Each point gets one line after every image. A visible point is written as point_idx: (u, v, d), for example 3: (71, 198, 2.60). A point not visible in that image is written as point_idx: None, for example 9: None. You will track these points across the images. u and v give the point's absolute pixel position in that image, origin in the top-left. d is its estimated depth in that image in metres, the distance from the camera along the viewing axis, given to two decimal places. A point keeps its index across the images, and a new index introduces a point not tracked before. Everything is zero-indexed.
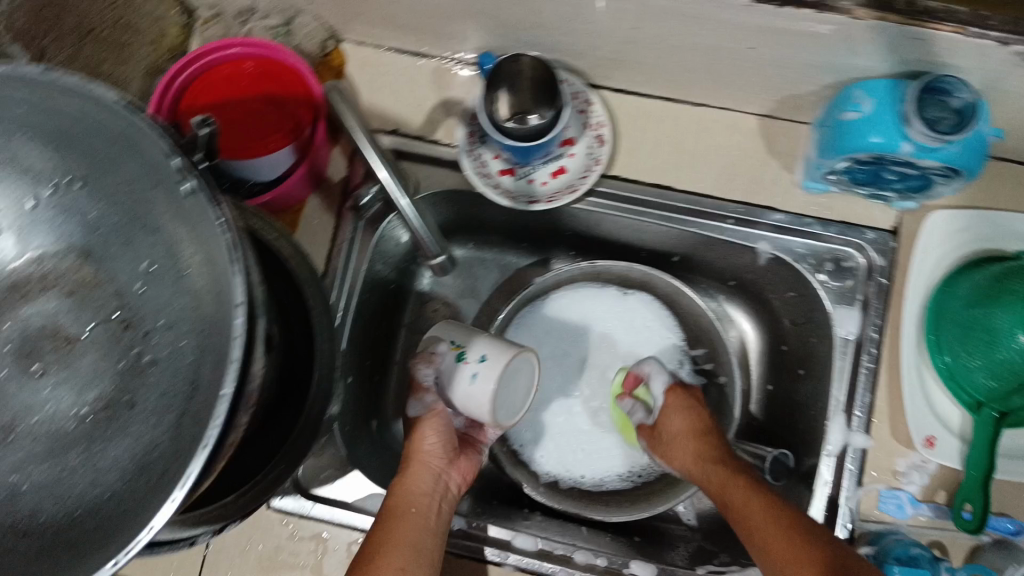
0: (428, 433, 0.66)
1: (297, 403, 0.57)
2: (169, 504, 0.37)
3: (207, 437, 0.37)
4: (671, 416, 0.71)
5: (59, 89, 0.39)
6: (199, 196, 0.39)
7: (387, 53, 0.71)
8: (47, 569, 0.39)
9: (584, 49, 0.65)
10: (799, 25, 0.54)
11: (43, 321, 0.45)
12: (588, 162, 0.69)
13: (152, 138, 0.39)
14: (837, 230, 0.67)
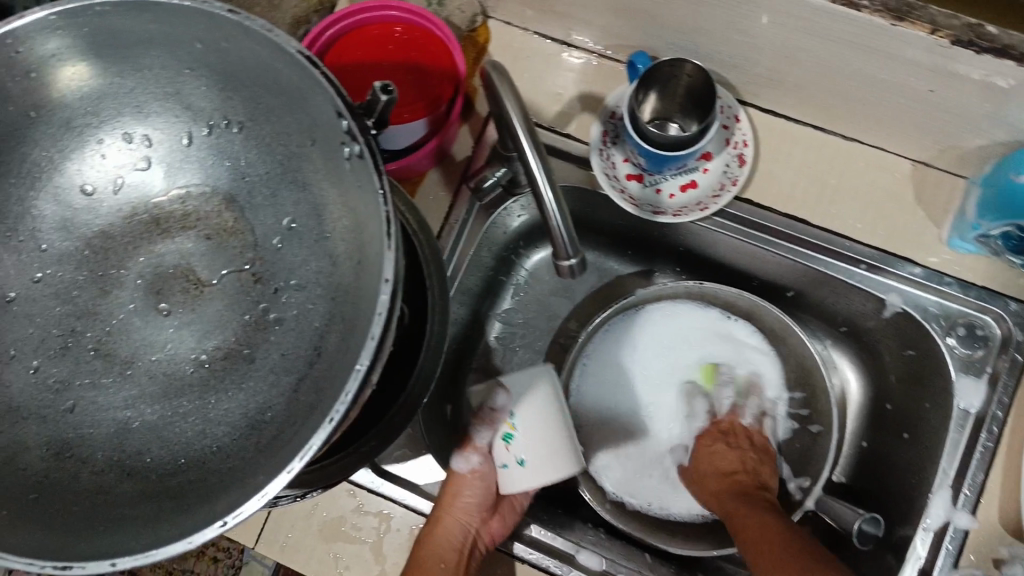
0: (467, 485, 0.67)
1: (400, 376, 0.55)
2: (286, 475, 0.35)
3: (333, 412, 0.35)
4: (710, 452, 0.74)
5: (244, 32, 0.39)
6: (365, 162, 0.38)
7: (534, 38, 0.69)
8: (150, 512, 0.39)
9: (742, 63, 0.62)
10: (991, 75, 0.50)
11: (176, 260, 0.44)
12: (723, 181, 0.67)
13: (328, 95, 0.38)
14: (975, 294, 0.63)
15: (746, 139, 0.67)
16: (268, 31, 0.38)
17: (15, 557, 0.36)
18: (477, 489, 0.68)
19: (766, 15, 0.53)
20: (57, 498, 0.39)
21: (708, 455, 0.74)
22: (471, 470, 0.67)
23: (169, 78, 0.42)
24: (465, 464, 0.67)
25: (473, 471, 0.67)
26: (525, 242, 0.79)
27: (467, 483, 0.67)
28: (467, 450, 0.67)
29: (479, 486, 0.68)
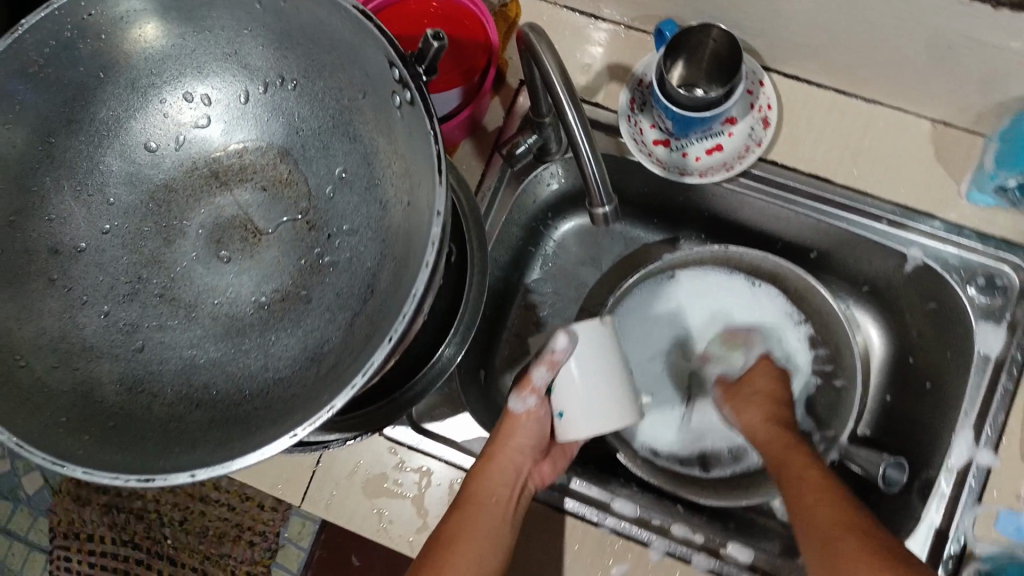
0: (522, 426, 0.63)
1: (443, 334, 0.59)
2: (351, 389, 0.37)
3: (393, 331, 0.38)
4: (760, 383, 0.70)
5: None
6: (417, 107, 0.40)
7: (563, 12, 0.71)
8: (214, 434, 0.41)
9: (767, 29, 0.63)
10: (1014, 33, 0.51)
11: (235, 212, 0.47)
12: (748, 143, 0.68)
13: (379, 45, 0.40)
14: (995, 246, 0.65)
15: (770, 103, 0.68)
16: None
17: (102, 473, 0.38)
18: (531, 429, 0.63)
19: None
20: (131, 426, 0.42)
21: (751, 387, 0.70)
22: (527, 411, 0.62)
23: (229, 40, 0.45)
24: (522, 405, 0.62)
25: (529, 412, 0.63)
26: (553, 214, 0.81)
27: (523, 423, 0.63)
28: (522, 392, 0.61)
29: (534, 427, 0.63)
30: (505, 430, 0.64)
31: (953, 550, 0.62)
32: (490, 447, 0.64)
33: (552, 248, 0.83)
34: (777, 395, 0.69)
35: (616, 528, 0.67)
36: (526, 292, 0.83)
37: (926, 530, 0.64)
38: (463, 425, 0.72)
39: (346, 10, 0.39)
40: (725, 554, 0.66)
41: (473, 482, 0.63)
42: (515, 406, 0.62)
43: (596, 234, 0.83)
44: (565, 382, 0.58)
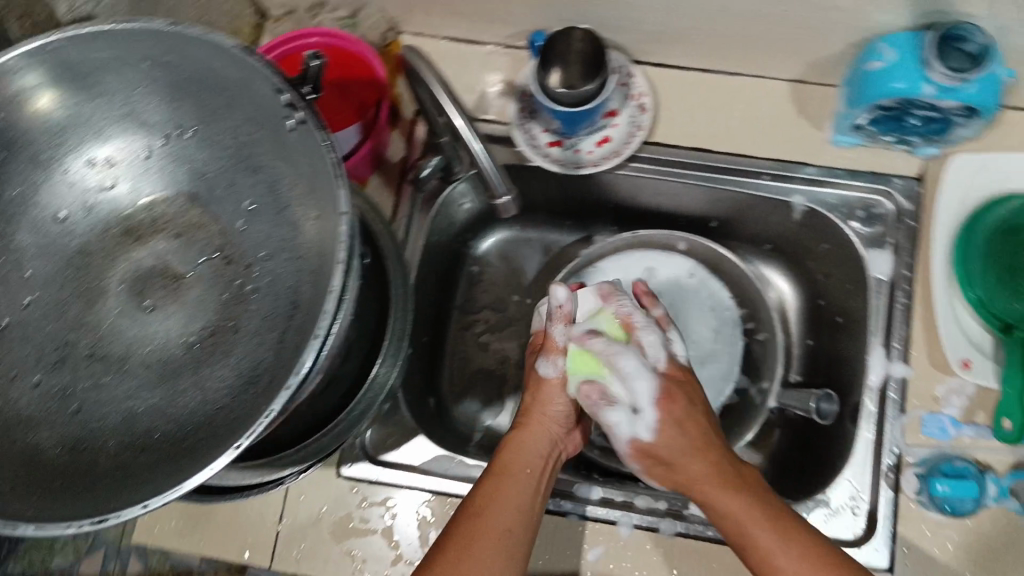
0: (554, 392, 0.68)
1: (374, 356, 0.59)
2: (286, 390, 0.40)
3: (319, 329, 0.40)
4: (666, 439, 0.62)
5: (184, 40, 0.43)
6: (308, 125, 0.43)
7: (441, 43, 0.75)
8: (160, 468, 0.42)
9: (627, 25, 0.68)
10: None
11: (153, 262, 0.50)
12: (632, 129, 0.73)
13: (264, 76, 0.43)
14: (866, 180, 0.72)
15: (643, 90, 0.74)
16: (203, 32, 0.43)
17: (55, 524, 0.38)
18: (566, 395, 0.68)
19: None
20: (82, 477, 0.42)
21: (659, 446, 0.62)
22: (556, 375, 0.68)
23: (121, 100, 0.46)
24: (552, 368, 0.69)
25: (559, 376, 0.68)
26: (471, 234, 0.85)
27: (558, 388, 0.68)
28: (551, 355, 0.69)
29: (568, 393, 0.68)
30: (541, 398, 0.68)
31: (890, 460, 0.68)
32: (525, 418, 0.67)
33: (475, 266, 0.87)
34: (691, 438, 0.61)
35: (585, 514, 0.69)
36: (459, 315, 0.85)
37: (865, 444, 0.70)
38: (419, 448, 0.72)
39: (228, 50, 0.42)
40: (690, 514, 0.69)
41: (505, 453, 0.63)
42: (544, 370, 0.69)
43: (514, 246, 0.87)
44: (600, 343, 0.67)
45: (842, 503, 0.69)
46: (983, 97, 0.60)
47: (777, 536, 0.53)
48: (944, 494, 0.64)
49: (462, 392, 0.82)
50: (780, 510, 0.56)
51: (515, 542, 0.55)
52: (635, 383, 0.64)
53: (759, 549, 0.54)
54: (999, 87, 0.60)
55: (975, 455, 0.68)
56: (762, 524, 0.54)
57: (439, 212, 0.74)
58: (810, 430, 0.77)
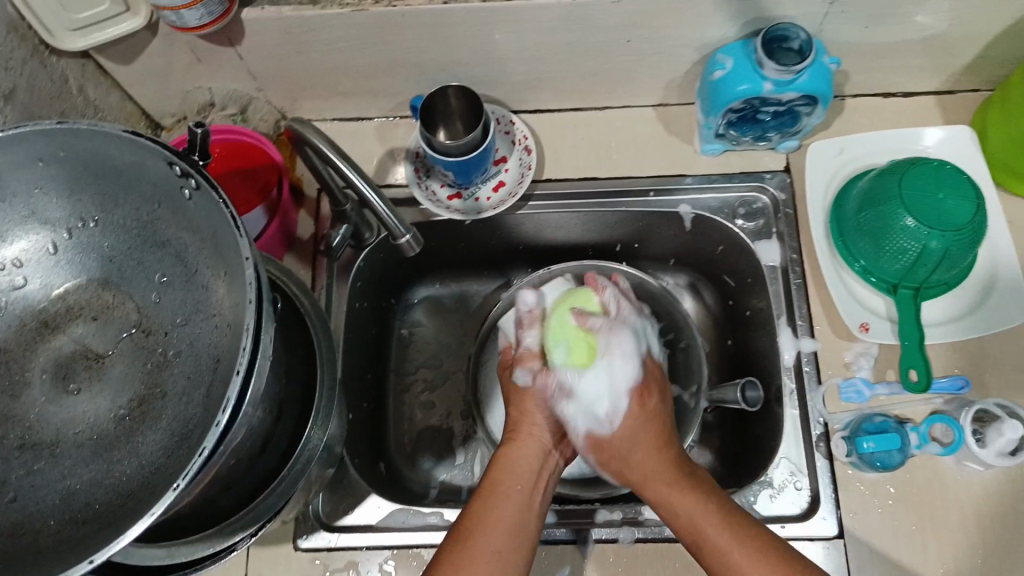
0: (536, 401, 0.70)
1: (306, 416, 0.61)
2: (216, 427, 0.41)
3: (239, 365, 0.42)
4: (627, 431, 0.67)
5: (76, 134, 0.45)
6: (203, 189, 0.45)
7: (330, 123, 0.83)
8: (100, 532, 0.43)
9: (496, 78, 0.76)
10: (662, 12, 0.65)
11: (73, 347, 0.52)
12: (522, 170, 0.79)
13: (153, 151, 0.45)
14: (740, 179, 0.79)
15: (525, 133, 0.80)
16: (89, 125, 0.44)
17: None
18: (544, 405, 0.70)
19: (498, 32, 0.67)
20: (25, 558, 0.43)
21: (621, 431, 0.67)
22: (535, 381, 0.72)
23: (22, 201, 0.48)
24: (528, 376, 0.72)
25: (538, 383, 0.71)
26: (395, 298, 0.89)
27: (534, 400, 0.70)
28: (526, 363, 0.73)
29: (548, 401, 0.70)
30: (523, 409, 0.70)
31: (818, 431, 0.70)
32: (514, 433, 0.69)
33: (406, 329, 0.90)
34: (650, 427, 0.66)
35: (546, 539, 0.69)
36: (395, 378, 0.87)
37: (791, 420, 0.72)
38: (374, 506, 0.72)
39: (116, 135, 0.44)
40: (645, 518, 0.70)
41: (495, 473, 0.64)
42: (522, 378, 0.72)
43: (439, 303, 0.91)
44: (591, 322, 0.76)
45: (784, 480, 0.70)
46: (818, 86, 0.67)
47: (742, 547, 0.55)
48: (872, 450, 0.65)
49: (414, 448, 0.84)
50: (743, 524, 0.56)
51: (506, 563, 0.56)
52: (597, 397, 0.68)
53: (723, 553, 0.55)
54: (829, 74, 0.67)
55: (894, 411, 0.70)
56: (722, 531, 0.56)
57: (357, 277, 0.78)
58: (744, 422, 0.80)
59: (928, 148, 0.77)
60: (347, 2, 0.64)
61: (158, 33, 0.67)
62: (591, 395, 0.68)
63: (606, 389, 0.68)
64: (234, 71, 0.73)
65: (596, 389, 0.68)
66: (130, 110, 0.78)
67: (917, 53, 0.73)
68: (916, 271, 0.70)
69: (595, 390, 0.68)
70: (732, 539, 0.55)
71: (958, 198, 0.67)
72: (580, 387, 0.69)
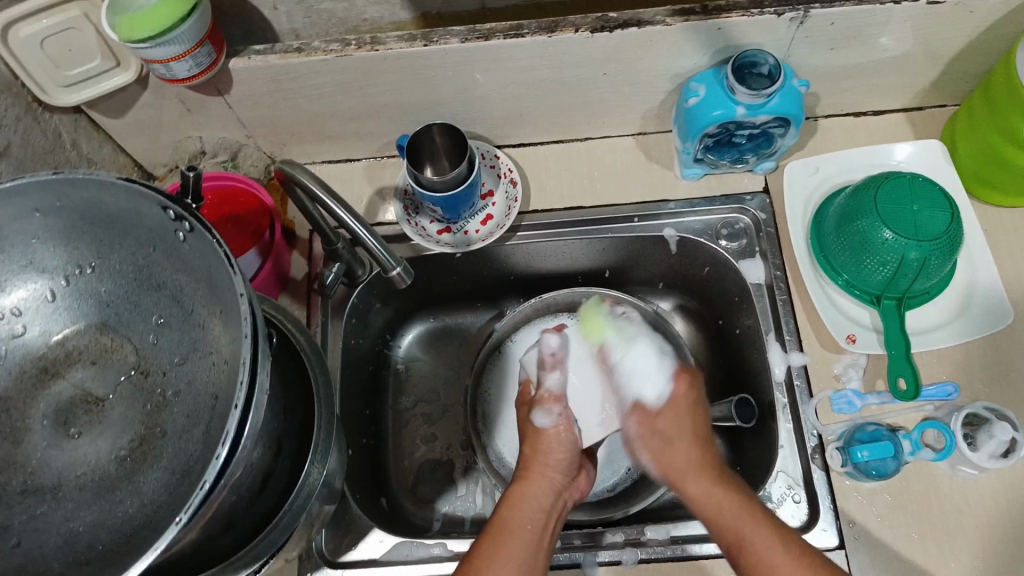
0: (555, 442, 0.68)
1: (304, 452, 0.61)
2: (217, 461, 0.42)
3: (238, 399, 0.43)
4: (674, 418, 0.66)
5: (71, 183, 0.46)
6: (197, 229, 0.46)
7: (320, 166, 0.86)
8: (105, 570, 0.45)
9: (478, 115, 0.78)
10: (635, 44, 0.68)
11: (73, 391, 0.53)
12: (508, 203, 0.81)
13: (145, 196, 0.46)
14: (721, 202, 0.81)
15: (510, 166, 0.83)
16: (85, 174, 0.45)
17: None
18: (562, 444, 0.68)
19: (478, 71, 0.70)
20: None
21: (665, 423, 0.66)
22: (555, 424, 0.69)
23: (20, 251, 0.50)
24: (548, 419, 0.69)
25: (557, 424, 0.69)
26: (390, 334, 0.90)
27: (556, 439, 0.68)
28: (546, 405, 0.70)
29: (566, 440, 0.68)
30: (540, 448, 0.68)
31: (812, 443, 0.71)
32: (526, 471, 0.66)
33: (402, 364, 0.91)
34: (694, 422, 0.66)
35: (550, 564, 0.69)
36: (394, 413, 0.88)
37: (786, 434, 0.73)
38: (377, 540, 0.72)
39: (109, 182, 0.45)
40: (647, 539, 0.70)
41: (503, 509, 0.62)
42: (542, 420, 0.69)
43: (433, 337, 0.92)
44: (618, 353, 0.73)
45: (782, 493, 0.70)
46: (789, 108, 0.69)
47: (777, 544, 0.54)
48: (866, 459, 0.66)
49: (415, 482, 0.84)
50: (777, 522, 0.56)
51: None
52: (648, 375, 0.69)
53: (764, 561, 0.54)
54: (798, 96, 0.69)
55: (885, 420, 0.71)
56: (762, 527, 0.56)
57: (351, 314, 0.80)
58: (740, 439, 0.81)
59: (901, 163, 0.79)
60: (330, 49, 0.67)
61: (148, 86, 0.69)
62: (644, 373, 0.70)
63: (652, 369, 0.70)
64: (224, 119, 0.76)
65: (644, 369, 0.70)
66: (123, 162, 0.80)
67: (883, 73, 0.76)
68: (898, 282, 0.71)
69: (642, 370, 0.70)
70: (767, 533, 0.55)
71: (932, 208, 0.68)
72: (629, 366, 0.71)
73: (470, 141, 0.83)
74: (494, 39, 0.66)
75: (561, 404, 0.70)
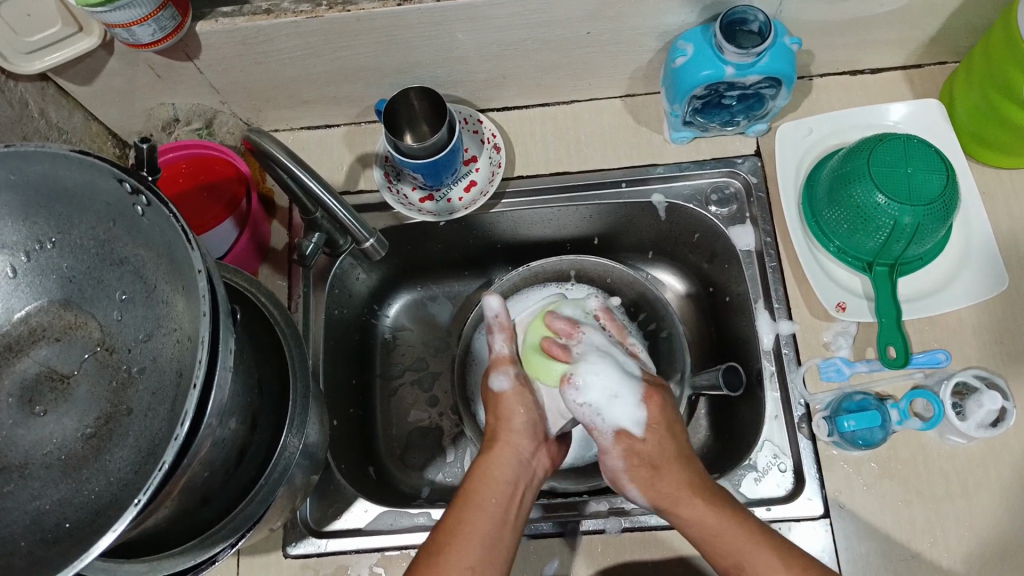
0: (512, 403, 0.68)
1: (280, 426, 0.61)
2: (173, 441, 0.40)
3: (196, 378, 0.41)
4: (657, 444, 0.64)
5: (22, 156, 0.44)
6: (155, 205, 0.44)
7: (300, 132, 0.84)
8: (63, 551, 0.45)
9: (459, 77, 0.76)
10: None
11: (38, 369, 0.54)
12: (492, 169, 0.79)
13: (102, 170, 0.44)
14: (711, 166, 0.79)
15: (493, 131, 0.80)
16: (37, 146, 0.43)
17: None
18: (521, 407, 0.68)
19: (460, 31, 0.67)
20: None
21: (649, 449, 0.64)
22: (513, 386, 0.69)
23: None
24: (506, 380, 0.69)
25: (514, 385, 0.69)
26: (376, 303, 0.89)
27: (515, 404, 0.68)
28: (501, 367, 0.70)
29: (526, 407, 0.68)
30: (502, 413, 0.68)
31: (800, 412, 0.70)
32: (492, 442, 0.66)
33: (389, 332, 0.90)
34: (678, 446, 0.64)
35: (535, 532, 0.68)
36: (382, 382, 0.87)
37: (773, 402, 0.71)
38: (362, 510, 0.71)
39: (65, 156, 0.43)
40: (632, 508, 0.69)
41: (472, 482, 0.62)
42: (499, 383, 0.69)
43: (420, 305, 0.91)
44: (592, 395, 0.65)
45: (768, 462, 0.69)
46: (781, 67, 0.66)
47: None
48: (854, 429, 0.65)
49: (404, 451, 0.84)
50: (784, 549, 0.55)
51: None
52: (612, 405, 0.65)
53: None
54: (790, 55, 0.66)
55: (874, 388, 0.69)
56: (768, 556, 0.54)
57: (333, 284, 0.79)
58: (728, 407, 0.80)
59: (895, 123, 0.77)
60: (300, 10, 0.64)
61: (115, 52, 0.67)
62: (605, 405, 0.65)
63: (613, 393, 0.65)
64: (196, 85, 0.74)
65: (604, 395, 0.65)
66: (95, 131, 0.79)
67: (882, 28, 0.73)
68: (890, 248, 0.68)
69: (605, 398, 0.65)
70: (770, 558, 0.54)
71: (928, 172, 0.65)
72: (590, 401, 0.65)
73: (452, 104, 0.81)
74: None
75: (515, 365, 0.70)
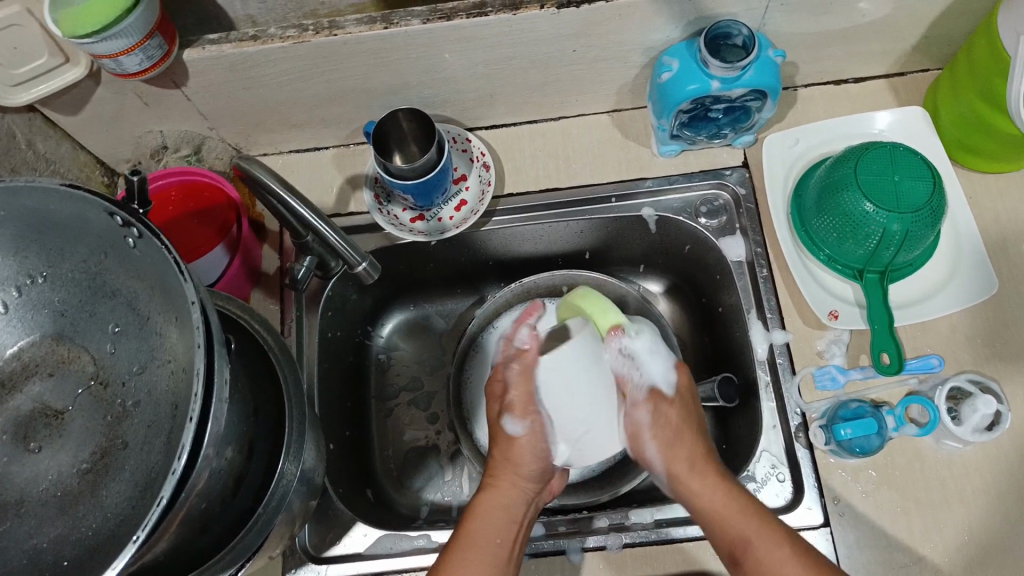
0: (523, 450, 0.66)
1: (277, 452, 0.60)
2: (171, 476, 0.39)
3: (192, 411, 0.41)
4: (680, 411, 0.66)
5: (12, 192, 0.43)
6: (146, 237, 0.44)
7: (289, 155, 0.84)
8: None
9: (446, 97, 0.76)
10: (604, 17, 0.65)
11: (32, 405, 0.53)
12: (482, 187, 0.80)
13: (92, 205, 0.43)
14: (700, 178, 0.80)
15: (482, 150, 0.81)
16: (26, 181, 0.43)
17: None
18: (534, 454, 0.66)
19: (447, 52, 0.68)
20: None
21: (674, 415, 0.65)
22: (525, 432, 0.66)
23: None
24: (519, 426, 0.66)
25: (528, 432, 0.66)
26: (369, 324, 0.89)
27: (527, 448, 0.66)
28: (515, 412, 0.66)
29: (536, 450, 0.66)
30: (513, 458, 0.65)
31: (796, 421, 0.70)
32: (494, 480, 0.65)
33: (383, 353, 0.90)
34: (696, 423, 0.66)
35: (534, 551, 0.68)
36: (376, 403, 0.87)
37: (769, 412, 0.71)
38: (361, 534, 0.71)
39: (55, 190, 0.43)
40: (633, 523, 0.69)
41: (472, 522, 0.61)
42: (513, 427, 0.66)
43: (413, 324, 0.91)
44: (637, 347, 0.68)
45: (767, 473, 0.69)
46: (765, 79, 0.66)
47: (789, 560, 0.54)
48: (850, 436, 0.65)
49: (400, 471, 0.83)
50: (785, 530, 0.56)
51: None
52: (652, 361, 0.67)
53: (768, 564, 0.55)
54: (774, 68, 0.67)
55: (869, 396, 0.70)
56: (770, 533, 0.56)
57: (326, 306, 0.79)
58: (724, 417, 0.80)
59: (882, 132, 0.77)
60: (287, 35, 0.64)
61: (101, 82, 0.67)
62: (646, 359, 0.67)
63: (654, 349, 0.68)
64: (184, 112, 0.74)
65: (647, 354, 0.68)
66: (83, 160, 0.78)
67: (863, 38, 0.74)
68: (880, 255, 0.69)
69: (650, 352, 0.68)
70: (773, 537, 0.56)
71: (913, 177, 0.66)
72: (635, 353, 0.68)
73: (441, 124, 0.81)
74: (458, 20, 0.64)
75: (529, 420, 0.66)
